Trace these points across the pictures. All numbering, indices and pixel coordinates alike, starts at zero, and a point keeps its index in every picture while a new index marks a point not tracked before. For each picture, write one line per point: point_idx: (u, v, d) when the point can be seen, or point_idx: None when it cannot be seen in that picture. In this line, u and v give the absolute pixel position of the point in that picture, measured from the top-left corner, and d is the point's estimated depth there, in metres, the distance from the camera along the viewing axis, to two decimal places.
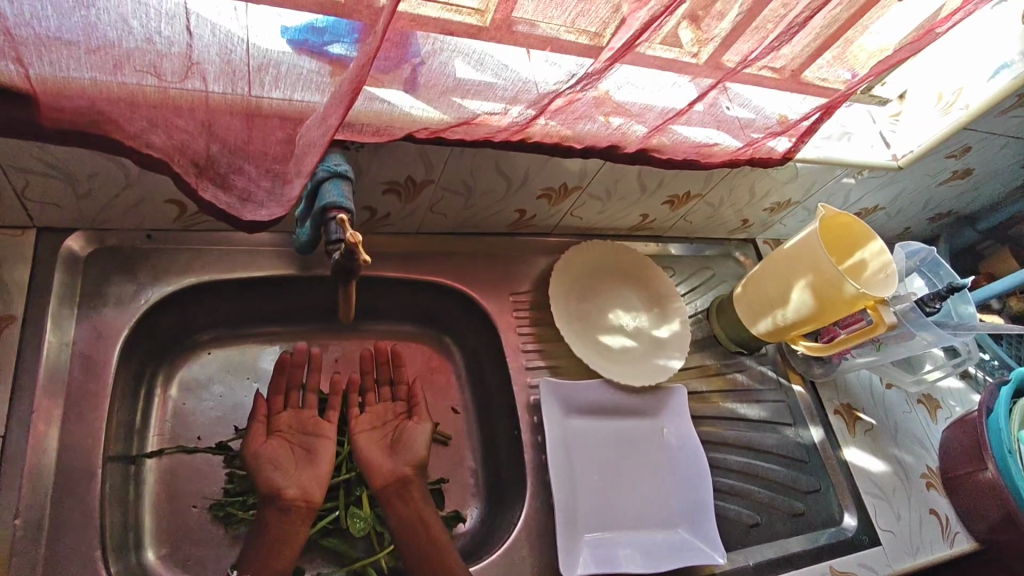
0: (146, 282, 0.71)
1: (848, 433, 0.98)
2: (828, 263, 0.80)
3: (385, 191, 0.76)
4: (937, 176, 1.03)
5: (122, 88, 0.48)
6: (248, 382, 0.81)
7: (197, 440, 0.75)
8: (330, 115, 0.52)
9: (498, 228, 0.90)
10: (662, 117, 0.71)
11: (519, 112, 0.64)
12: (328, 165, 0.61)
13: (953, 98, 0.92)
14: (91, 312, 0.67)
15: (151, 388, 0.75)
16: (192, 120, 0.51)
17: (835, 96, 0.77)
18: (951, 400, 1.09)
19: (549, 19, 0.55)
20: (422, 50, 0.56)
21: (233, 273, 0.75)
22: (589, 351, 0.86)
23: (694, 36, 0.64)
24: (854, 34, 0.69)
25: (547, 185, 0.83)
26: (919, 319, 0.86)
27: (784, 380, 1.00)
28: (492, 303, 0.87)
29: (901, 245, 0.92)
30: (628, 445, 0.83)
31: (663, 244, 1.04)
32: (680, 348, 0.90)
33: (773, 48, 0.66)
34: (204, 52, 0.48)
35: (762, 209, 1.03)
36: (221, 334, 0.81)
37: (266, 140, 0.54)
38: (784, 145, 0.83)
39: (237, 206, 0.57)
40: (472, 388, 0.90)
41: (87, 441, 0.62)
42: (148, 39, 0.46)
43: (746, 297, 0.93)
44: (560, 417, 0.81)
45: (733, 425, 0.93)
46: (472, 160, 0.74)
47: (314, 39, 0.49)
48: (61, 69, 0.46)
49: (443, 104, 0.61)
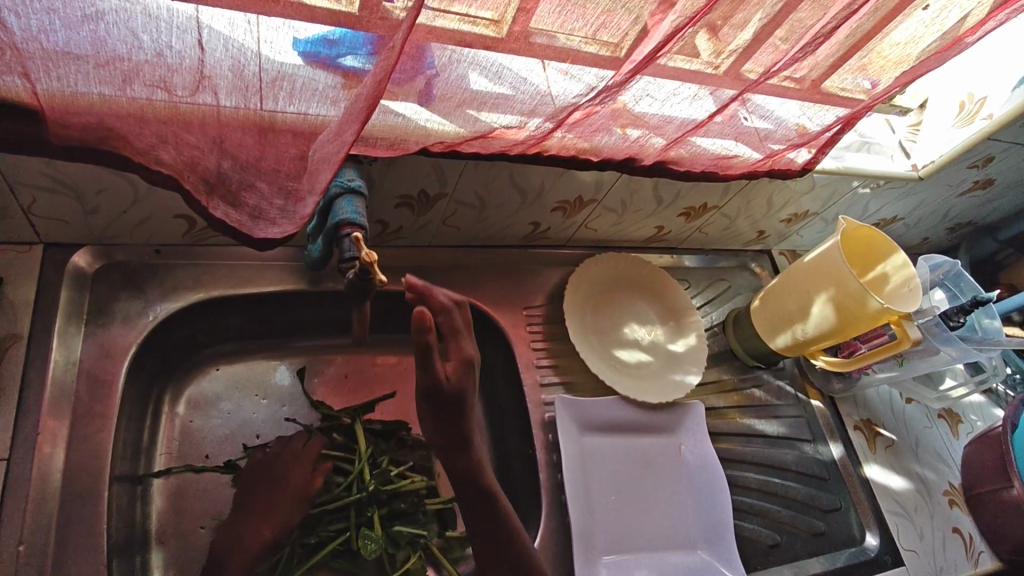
0: (154, 298, 0.70)
1: (869, 450, 0.95)
2: (850, 277, 0.78)
3: (397, 204, 0.74)
4: (958, 187, 1.01)
5: (132, 103, 0.47)
6: (257, 399, 0.79)
7: (205, 458, 0.74)
8: (344, 131, 0.51)
9: (510, 241, 0.89)
10: (681, 129, 0.70)
11: (537, 124, 0.63)
12: (342, 181, 0.60)
13: (976, 108, 0.90)
14: (99, 329, 0.66)
15: (158, 405, 0.73)
16: (203, 135, 0.50)
17: (858, 106, 0.75)
18: (972, 415, 1.06)
19: (568, 31, 0.54)
20: (438, 62, 0.54)
21: (243, 288, 0.74)
22: (604, 366, 0.84)
23: (711, 45, 0.62)
24: (877, 45, 0.67)
25: (562, 197, 0.81)
26: (943, 333, 0.83)
27: (801, 395, 0.98)
28: (505, 317, 0.86)
29: (924, 258, 0.90)
30: (644, 464, 0.81)
31: (678, 256, 1.03)
32: (697, 364, 0.88)
33: (797, 59, 0.65)
34: (217, 66, 0.46)
35: (779, 220, 1.01)
36: (230, 349, 0.80)
37: (279, 155, 0.53)
38: (805, 156, 0.82)
39: (249, 223, 0.55)
40: (484, 403, 0.89)
41: (94, 462, 0.61)
42: (159, 53, 0.45)
43: (764, 310, 0.91)
44: (574, 435, 0.79)
45: (751, 441, 0.90)
46: (486, 173, 0.73)
47: (328, 51, 0.48)
48: (69, 84, 0.44)
49: (458, 117, 0.59)
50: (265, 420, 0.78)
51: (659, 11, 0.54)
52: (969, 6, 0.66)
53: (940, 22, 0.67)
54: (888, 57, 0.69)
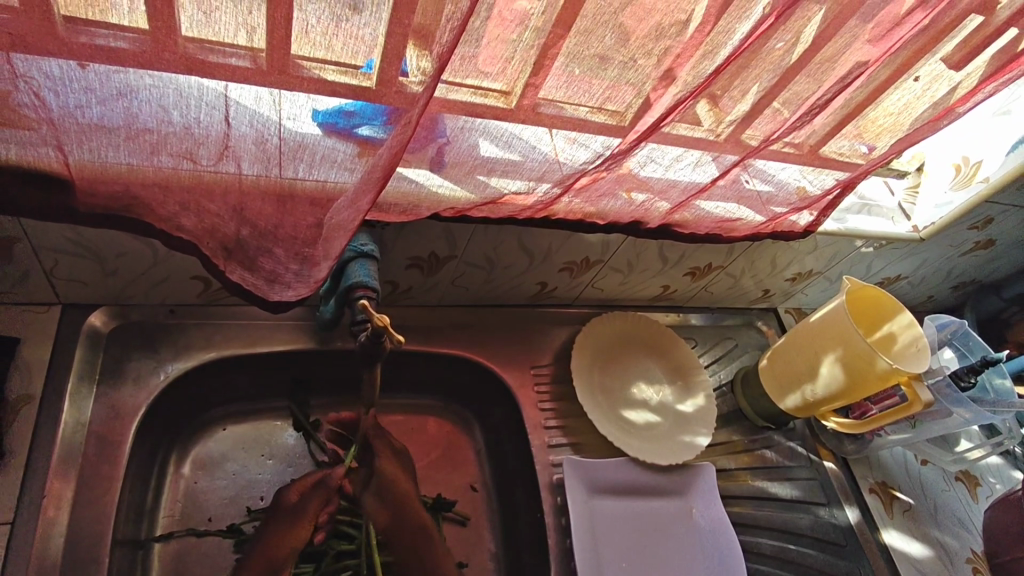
0: (166, 358, 0.70)
1: (887, 514, 0.92)
2: (859, 338, 0.78)
3: (408, 265, 0.76)
4: (959, 247, 1.02)
5: (158, 172, 0.49)
6: (263, 459, 0.78)
7: (208, 521, 0.72)
8: (359, 199, 0.53)
9: (518, 299, 0.90)
10: (684, 193, 0.72)
11: (545, 190, 0.65)
12: (355, 245, 0.63)
13: (972, 171, 0.94)
14: (110, 389, 0.66)
15: (164, 467, 0.73)
16: (223, 203, 0.52)
17: (856, 170, 0.77)
18: (990, 477, 1.04)
19: (575, 102, 0.56)
20: (449, 131, 0.56)
21: (253, 348, 0.75)
22: (613, 428, 0.83)
23: (711, 111, 0.64)
24: (872, 112, 0.70)
25: (569, 258, 0.83)
26: (953, 394, 0.83)
27: (813, 456, 0.96)
28: (512, 377, 0.86)
29: (929, 318, 0.90)
30: (657, 529, 0.79)
31: (683, 314, 1.03)
32: (707, 425, 0.87)
33: (796, 127, 0.67)
34: (240, 140, 0.49)
35: (784, 279, 1.02)
36: (236, 409, 0.80)
37: (297, 224, 0.54)
38: (806, 219, 0.84)
39: (264, 286, 0.58)
40: (491, 465, 0.88)
41: (97, 527, 0.60)
42: (186, 129, 0.47)
43: (772, 369, 0.91)
44: (584, 499, 0.77)
45: (764, 505, 0.88)
46: (494, 236, 0.75)
47: (344, 122, 0.50)
48: (100, 156, 0.47)
49: (468, 183, 0.61)
50: (270, 480, 0.77)
51: (661, 86, 0.57)
52: (959, 76, 0.68)
53: (931, 93, 0.69)
54: (882, 124, 0.72)
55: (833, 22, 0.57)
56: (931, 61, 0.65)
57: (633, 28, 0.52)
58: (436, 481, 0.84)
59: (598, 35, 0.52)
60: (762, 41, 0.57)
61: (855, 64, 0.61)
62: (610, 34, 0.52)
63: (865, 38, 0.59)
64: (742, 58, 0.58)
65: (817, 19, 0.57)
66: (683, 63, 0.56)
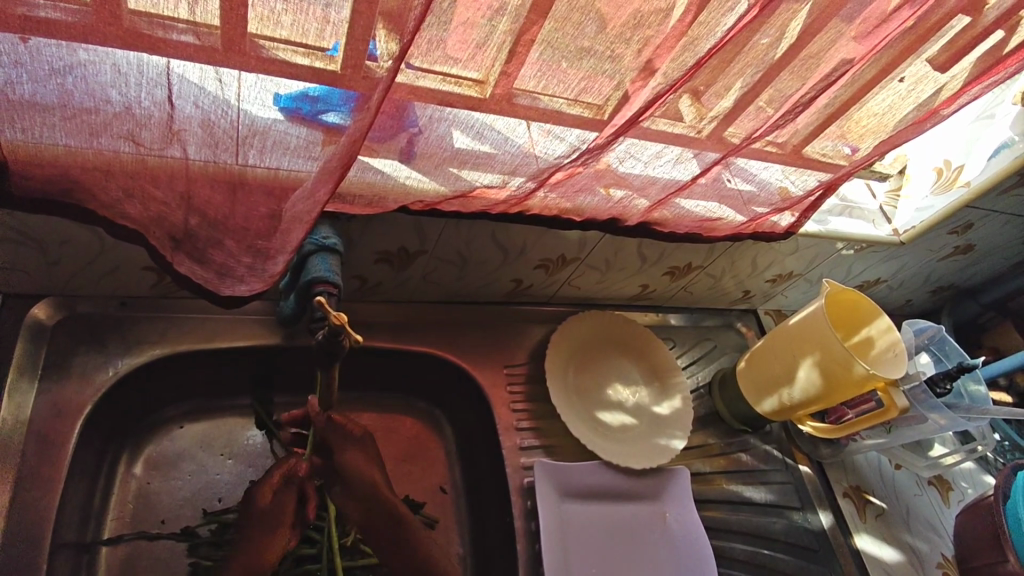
0: (115, 353, 0.67)
1: (860, 518, 0.92)
2: (836, 342, 0.77)
3: (377, 260, 0.73)
4: (938, 252, 1.02)
5: (98, 156, 0.45)
6: (222, 459, 0.75)
7: (160, 524, 0.69)
8: (318, 190, 0.49)
9: (492, 296, 0.88)
10: (664, 191, 0.70)
11: (519, 184, 0.62)
12: (317, 238, 0.60)
13: (953, 175, 0.93)
14: (53, 385, 0.63)
15: (113, 467, 0.69)
16: (171, 190, 0.48)
17: (839, 172, 0.75)
18: (963, 482, 1.04)
19: (551, 93, 0.54)
20: (420, 120, 0.53)
21: (211, 342, 0.71)
22: (587, 429, 0.81)
23: (693, 107, 0.61)
24: (855, 113, 0.68)
25: (545, 255, 0.81)
26: (928, 399, 0.81)
27: (789, 459, 0.95)
28: (484, 376, 0.83)
29: (908, 322, 0.90)
30: (627, 534, 0.77)
31: (662, 314, 1.02)
32: (682, 427, 0.86)
33: (779, 126, 0.65)
34: (187, 123, 0.45)
35: (764, 280, 1.00)
36: (195, 406, 0.76)
37: (249, 214, 0.51)
38: (787, 220, 0.82)
39: (215, 280, 0.53)
40: (461, 466, 0.85)
41: (34, 531, 0.56)
42: (127, 109, 0.44)
43: (750, 372, 0.89)
44: (553, 501, 0.75)
45: (738, 509, 0.87)
46: (467, 231, 0.72)
47: (306, 107, 0.47)
48: (33, 136, 0.43)
49: (439, 176, 0.58)
50: (230, 480, 0.74)
51: (640, 79, 0.55)
52: (945, 77, 0.67)
53: (915, 94, 0.68)
54: (866, 125, 0.70)
55: (820, 16, 0.55)
56: (916, 62, 0.64)
57: (612, 15, 0.50)
58: (404, 482, 0.81)
59: (575, 23, 0.49)
60: (745, 35, 0.55)
61: (841, 61, 0.59)
62: (589, 22, 0.50)
63: (851, 35, 0.58)
64: (726, 52, 0.56)
65: (804, 13, 0.55)
66: (664, 55, 0.53)
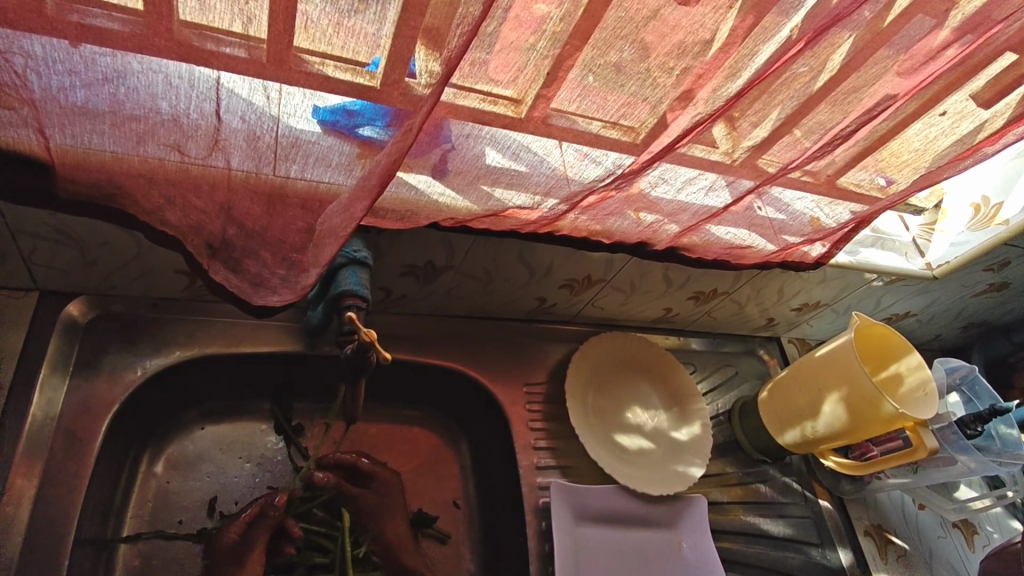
0: (144, 353, 0.68)
1: (880, 560, 0.88)
2: (864, 378, 0.76)
3: (402, 272, 0.74)
4: (972, 288, 0.99)
5: (144, 162, 0.46)
6: (241, 462, 0.75)
7: (178, 524, 0.69)
8: (353, 206, 0.50)
9: (515, 313, 0.88)
10: (697, 217, 0.69)
11: (551, 206, 0.62)
12: (348, 251, 0.60)
13: (992, 212, 0.91)
14: (83, 381, 0.64)
15: (135, 464, 0.70)
16: (211, 201, 0.49)
17: (874, 205, 0.74)
18: (988, 526, 1.02)
19: (588, 116, 0.54)
20: (455, 138, 0.53)
21: (236, 347, 0.72)
22: (606, 454, 0.80)
23: (727, 134, 0.61)
24: (896, 144, 0.67)
25: (570, 276, 0.81)
26: (957, 439, 0.80)
27: (809, 493, 0.93)
28: (503, 393, 0.83)
29: (940, 359, 0.90)
30: (641, 561, 0.76)
31: (684, 337, 1.01)
32: (701, 455, 0.85)
33: (816, 157, 0.64)
34: (232, 134, 0.46)
35: (789, 309, 0.99)
36: (217, 408, 0.77)
37: (286, 227, 0.51)
38: (818, 250, 0.81)
39: (248, 290, 0.53)
40: (476, 482, 0.85)
41: (58, 527, 0.57)
42: (175, 120, 0.45)
43: (774, 403, 0.88)
44: (570, 526, 0.74)
45: (754, 542, 0.85)
46: (493, 250, 0.73)
47: (346, 122, 0.48)
48: (83, 142, 0.44)
49: (471, 194, 0.58)
50: (247, 484, 0.74)
51: (678, 107, 0.55)
52: (988, 113, 0.65)
53: (957, 130, 0.66)
54: (905, 158, 0.69)
55: (861, 51, 0.55)
56: (958, 97, 0.63)
57: (655, 44, 0.50)
58: (418, 494, 0.81)
59: (616, 48, 0.50)
60: (785, 67, 0.55)
61: (884, 96, 0.59)
62: (630, 48, 0.50)
63: (895, 70, 0.57)
64: (764, 83, 0.56)
65: (845, 46, 0.55)
66: (703, 84, 0.53)
